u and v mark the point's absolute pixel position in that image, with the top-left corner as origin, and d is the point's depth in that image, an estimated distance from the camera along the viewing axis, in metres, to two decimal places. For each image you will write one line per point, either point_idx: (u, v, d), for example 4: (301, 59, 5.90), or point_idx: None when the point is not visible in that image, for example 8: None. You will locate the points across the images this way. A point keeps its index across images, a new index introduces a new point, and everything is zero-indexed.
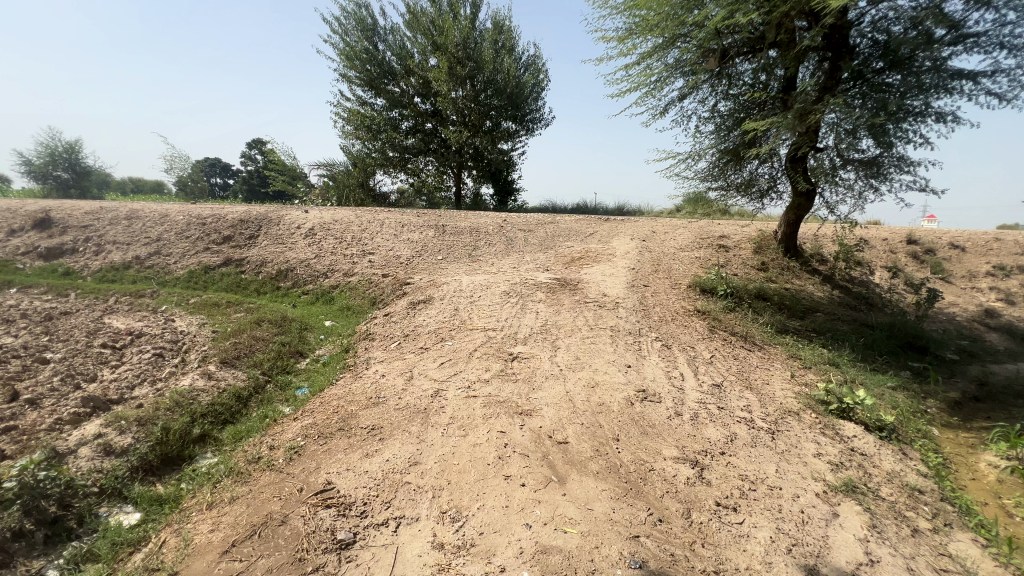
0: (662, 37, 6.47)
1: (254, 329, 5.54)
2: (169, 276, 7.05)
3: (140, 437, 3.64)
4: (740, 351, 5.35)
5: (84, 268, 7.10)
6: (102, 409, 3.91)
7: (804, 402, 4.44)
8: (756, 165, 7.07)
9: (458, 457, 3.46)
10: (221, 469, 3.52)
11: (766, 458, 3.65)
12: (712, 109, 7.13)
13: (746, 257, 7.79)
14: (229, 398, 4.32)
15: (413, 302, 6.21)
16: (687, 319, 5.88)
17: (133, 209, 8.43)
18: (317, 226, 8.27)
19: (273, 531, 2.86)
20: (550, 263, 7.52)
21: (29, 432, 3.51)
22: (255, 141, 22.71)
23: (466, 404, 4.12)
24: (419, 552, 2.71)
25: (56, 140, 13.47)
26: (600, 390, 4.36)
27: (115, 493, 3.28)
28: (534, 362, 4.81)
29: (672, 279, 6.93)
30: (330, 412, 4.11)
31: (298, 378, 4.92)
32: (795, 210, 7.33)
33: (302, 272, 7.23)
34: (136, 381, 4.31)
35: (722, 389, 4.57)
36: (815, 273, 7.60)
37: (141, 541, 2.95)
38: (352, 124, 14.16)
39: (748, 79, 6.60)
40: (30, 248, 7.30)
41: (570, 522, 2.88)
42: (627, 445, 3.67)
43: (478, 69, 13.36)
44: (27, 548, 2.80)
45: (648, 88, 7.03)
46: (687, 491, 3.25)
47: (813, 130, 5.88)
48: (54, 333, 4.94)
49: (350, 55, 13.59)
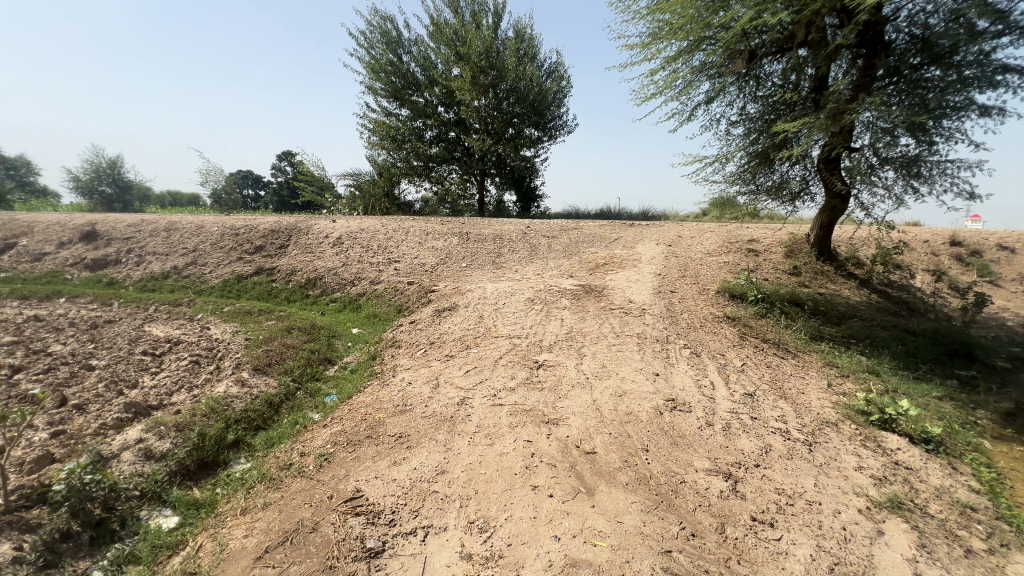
0: (687, 40, 6.41)
1: (285, 337, 5.68)
2: (204, 286, 7.32)
3: (177, 442, 3.76)
4: (773, 358, 5.19)
5: (127, 278, 7.44)
6: (142, 414, 4.04)
7: (842, 413, 4.27)
8: (787, 166, 6.88)
9: (485, 466, 3.44)
10: (254, 475, 3.61)
11: (804, 471, 3.52)
12: (740, 112, 7.00)
13: (777, 261, 7.57)
14: (261, 404, 4.44)
15: (438, 310, 6.27)
16: (716, 325, 5.76)
17: (171, 221, 8.79)
18: (345, 235, 8.45)
19: (304, 538, 2.89)
20: (574, 270, 7.47)
21: (76, 436, 3.64)
22: (286, 153, 23.70)
23: (492, 412, 4.11)
24: (447, 563, 2.69)
25: (101, 156, 14.19)
26: (627, 398, 4.29)
27: (155, 497, 3.39)
28: (560, 370, 4.77)
29: (700, 284, 6.81)
30: (357, 420, 4.17)
31: (327, 385, 5.02)
32: (828, 212, 7.13)
33: (330, 280, 7.37)
34: (174, 388, 4.45)
35: (755, 398, 4.44)
36: (850, 276, 7.33)
37: (178, 545, 3.02)
38: (377, 134, 14.47)
39: (778, 80, 6.48)
40: (78, 260, 7.72)
41: (600, 536, 2.82)
42: (656, 456, 3.59)
43: (501, 77, 13.45)
44: (74, 549, 2.90)
45: (673, 92, 6.96)
46: (720, 505, 3.15)
47: (847, 130, 5.67)
48: (99, 340, 5.18)
49: (376, 68, 13.92)
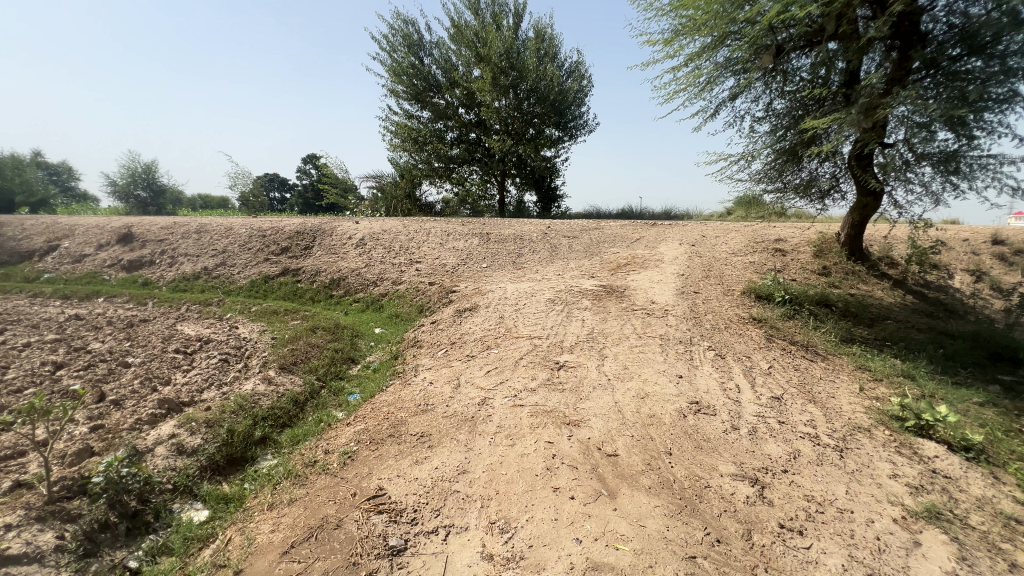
0: (711, 35, 6.30)
1: (310, 336, 5.80)
2: (233, 286, 7.53)
3: (208, 438, 3.87)
4: (801, 361, 5.05)
5: (160, 278, 7.71)
6: (175, 410, 4.18)
7: (875, 418, 4.12)
8: (816, 163, 6.69)
9: (506, 467, 3.44)
10: (280, 471, 3.69)
11: (835, 477, 3.41)
12: (766, 108, 6.83)
13: (806, 261, 7.36)
14: (288, 402, 4.54)
15: (459, 310, 6.31)
16: (742, 326, 5.63)
17: (202, 223, 9.08)
18: (367, 236, 8.57)
19: (328, 534, 2.94)
20: (596, 270, 7.41)
21: (114, 430, 3.79)
22: (311, 156, 24.23)
23: (513, 413, 4.10)
24: (468, 563, 2.70)
25: (137, 162, 14.74)
26: (650, 401, 4.23)
27: (187, 491, 3.49)
28: (581, 371, 4.74)
29: (724, 285, 6.67)
30: (380, 418, 4.22)
31: (350, 384, 5.11)
32: (860, 211, 6.90)
33: (354, 280, 7.49)
34: (204, 385, 4.59)
35: (783, 402, 4.32)
36: (883, 277, 7.07)
37: (209, 538, 3.11)
38: (399, 137, 14.66)
39: (806, 75, 6.29)
40: (115, 262, 8.05)
41: (622, 539, 2.79)
42: (680, 460, 3.53)
43: (521, 77, 13.37)
44: (112, 539, 3.01)
45: (697, 89, 6.84)
46: (746, 511, 3.07)
47: (880, 125, 5.47)
48: (134, 338, 5.39)
49: (398, 71, 14.09)
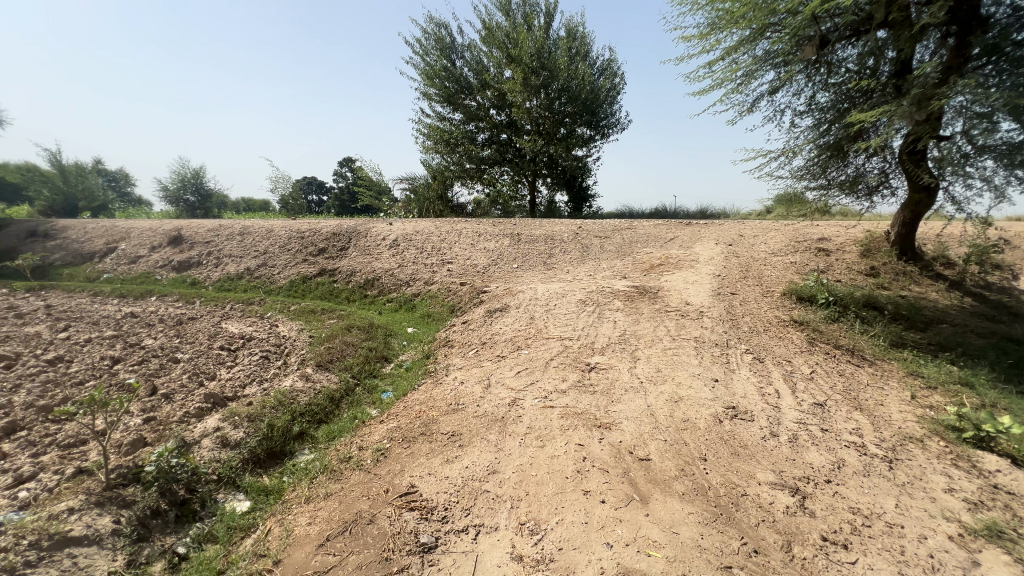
0: (749, 28, 6.10)
1: (345, 334, 5.97)
2: (274, 286, 7.82)
3: (250, 432, 4.04)
4: (847, 366, 4.81)
5: (207, 278, 8.10)
6: (220, 404, 4.38)
7: (929, 428, 3.87)
8: (864, 158, 6.36)
9: (536, 468, 3.43)
10: (317, 466, 3.81)
11: (883, 490, 3.23)
12: (809, 101, 6.56)
13: (852, 261, 7.02)
14: (324, 399, 4.69)
15: (490, 310, 6.35)
16: (782, 329, 5.42)
17: (245, 225, 9.47)
18: (401, 237, 8.73)
19: (362, 529, 3.01)
20: (628, 271, 7.30)
21: (165, 422, 4.01)
22: (347, 160, 24.90)
23: (543, 414, 4.09)
24: (498, 563, 2.71)
25: (186, 168, 15.53)
26: (683, 405, 4.13)
27: (230, 482, 3.66)
28: (612, 373, 4.68)
29: (763, 286, 6.44)
30: (412, 417, 4.29)
31: (384, 382, 5.22)
32: (912, 208, 6.53)
33: (387, 280, 7.65)
34: (247, 381, 4.79)
35: (826, 409, 4.13)
36: (938, 277, 6.65)
37: (250, 527, 3.24)
38: (431, 139, 14.87)
39: (852, 66, 6.00)
40: (166, 263, 8.51)
41: (654, 545, 2.73)
42: (715, 466, 3.43)
43: (552, 77, 13.29)
44: (162, 525, 3.18)
45: (734, 84, 6.64)
46: (786, 522, 2.95)
47: (935, 116, 5.15)
48: (183, 335, 5.68)
49: (430, 74, 14.29)
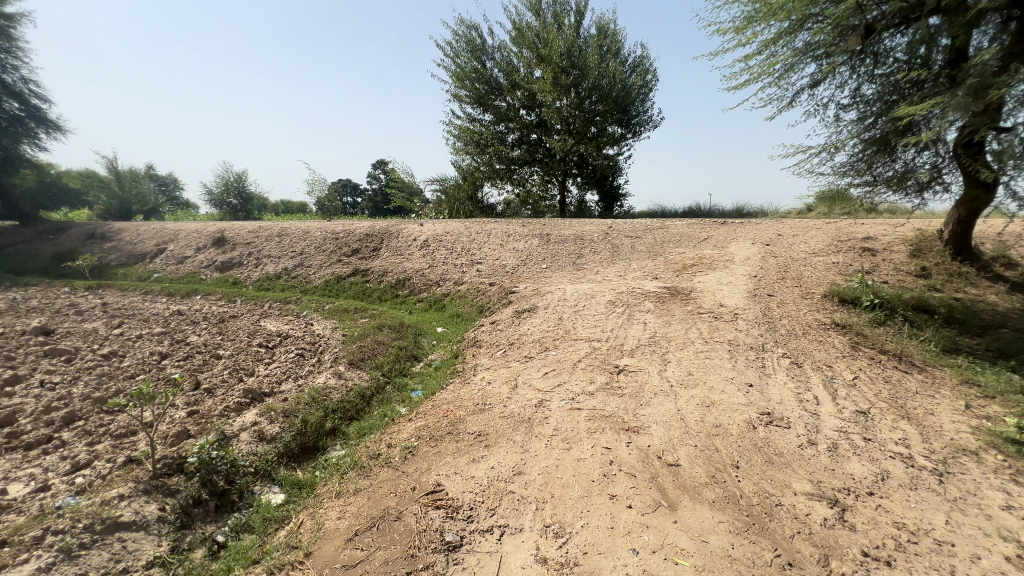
0: (788, 20, 5.87)
1: (377, 334, 6.10)
2: (310, 285, 8.08)
3: (284, 427, 4.18)
4: (893, 372, 4.56)
5: (247, 278, 8.45)
6: (257, 400, 4.56)
7: (985, 440, 3.62)
8: (913, 153, 6.01)
9: (562, 471, 3.41)
10: (348, 462, 3.91)
11: (932, 504, 3.04)
12: (853, 94, 6.26)
13: (900, 261, 6.65)
14: (356, 396, 4.80)
15: (518, 311, 6.35)
16: (822, 333, 5.20)
17: (283, 227, 9.82)
18: (431, 238, 8.85)
19: (388, 525, 3.06)
20: (659, 271, 7.16)
21: (207, 415, 4.21)
22: (380, 162, 25.45)
23: (570, 416, 4.06)
24: (522, 564, 2.70)
25: (229, 172, 16.24)
26: (715, 410, 4.02)
27: (266, 475, 3.80)
28: (641, 376, 4.60)
29: (802, 287, 6.19)
30: (440, 416, 4.34)
31: (413, 380, 5.31)
32: (967, 205, 6.13)
33: (418, 281, 7.77)
34: (283, 378, 4.97)
35: (869, 417, 3.93)
36: (997, 279, 6.22)
37: (284, 519, 3.36)
38: (462, 140, 15.01)
39: (901, 56, 5.69)
40: (210, 263, 8.93)
41: (682, 554, 2.67)
42: (748, 474, 3.31)
43: (583, 76, 13.17)
44: (203, 514, 3.34)
45: (772, 78, 6.41)
46: (824, 535, 2.82)
47: (993, 107, 4.81)
48: (225, 333, 5.94)
49: (461, 76, 14.43)
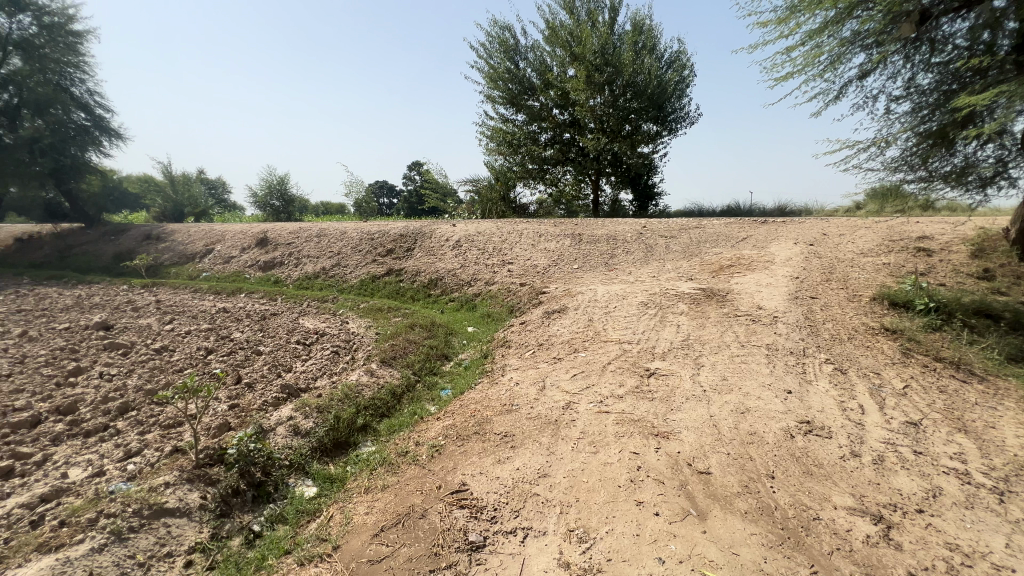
0: (834, 8, 5.58)
1: (409, 332, 6.21)
2: (346, 285, 8.32)
3: (318, 422, 4.32)
4: (948, 382, 4.26)
5: (288, 277, 8.79)
6: (294, 395, 4.73)
7: None
8: (975, 146, 5.59)
9: (588, 475, 3.37)
10: (377, 458, 3.99)
11: (990, 525, 2.82)
12: (907, 84, 5.88)
13: (959, 261, 6.20)
14: (387, 394, 4.90)
15: (548, 312, 6.32)
16: (869, 338, 4.92)
17: (322, 228, 10.15)
18: (463, 238, 8.93)
19: (414, 522, 3.11)
20: (694, 272, 6.96)
21: (247, 409, 4.40)
22: (416, 163, 25.91)
23: (598, 419, 4.00)
24: (544, 568, 2.69)
25: (273, 175, 16.93)
26: (751, 417, 3.87)
27: (300, 468, 3.94)
28: (673, 380, 4.48)
29: (848, 289, 5.88)
30: (467, 416, 4.37)
31: (443, 379, 5.38)
32: None
33: (450, 280, 7.86)
34: (318, 374, 5.13)
35: (920, 429, 3.68)
36: None
37: (315, 512, 3.47)
38: (495, 141, 15.09)
39: (962, 42, 5.30)
40: (254, 263, 9.34)
41: (710, 566, 2.58)
42: (784, 485, 3.17)
43: (617, 73, 12.92)
44: (241, 503, 3.50)
45: (817, 70, 6.11)
46: (866, 553, 2.67)
47: None
48: (266, 329, 6.20)
49: (494, 77, 14.50)
